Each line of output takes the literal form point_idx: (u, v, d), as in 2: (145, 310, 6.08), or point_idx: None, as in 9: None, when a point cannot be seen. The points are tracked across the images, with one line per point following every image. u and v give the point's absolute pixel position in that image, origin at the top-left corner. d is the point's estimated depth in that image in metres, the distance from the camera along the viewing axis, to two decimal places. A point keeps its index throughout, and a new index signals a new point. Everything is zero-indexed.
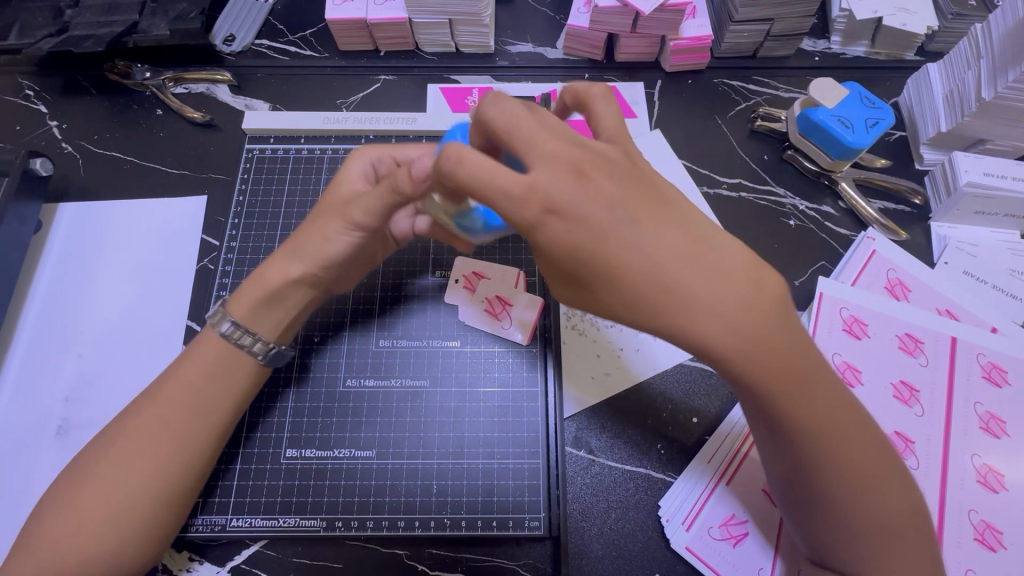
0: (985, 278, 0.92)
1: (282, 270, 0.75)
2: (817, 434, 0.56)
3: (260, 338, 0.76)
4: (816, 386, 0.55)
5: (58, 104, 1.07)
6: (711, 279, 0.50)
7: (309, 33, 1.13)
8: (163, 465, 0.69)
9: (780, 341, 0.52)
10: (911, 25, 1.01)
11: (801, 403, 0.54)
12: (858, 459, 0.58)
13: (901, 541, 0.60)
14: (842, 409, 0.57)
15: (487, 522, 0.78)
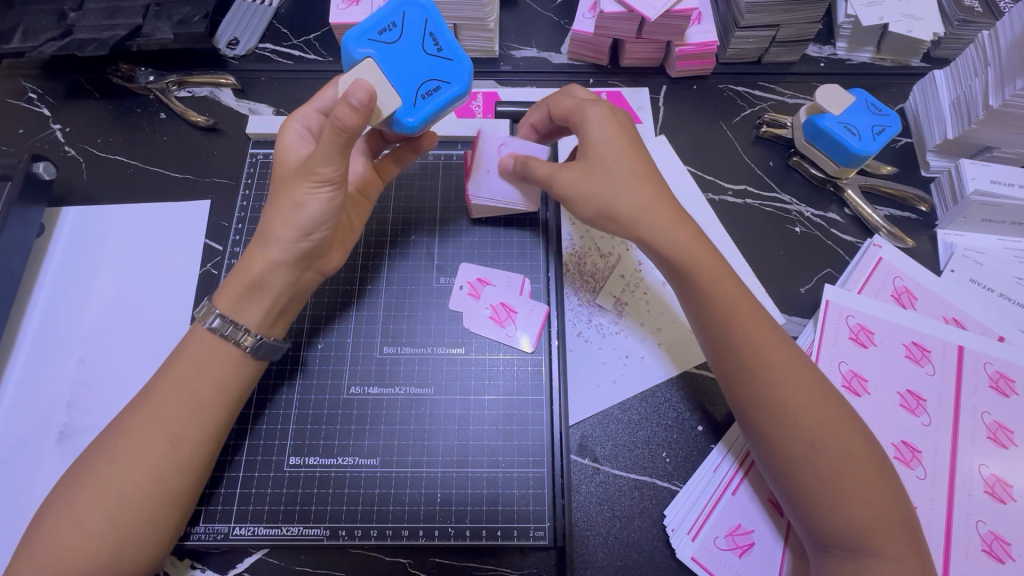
0: (992, 286, 0.92)
1: (265, 255, 0.75)
2: (763, 358, 0.70)
3: (248, 329, 0.75)
4: (752, 313, 0.73)
5: (61, 107, 1.06)
6: (662, 221, 0.75)
7: (313, 37, 1.13)
8: (157, 464, 0.69)
9: (712, 265, 0.75)
10: (917, 31, 1.01)
11: (746, 325, 0.72)
12: (802, 392, 0.69)
13: (860, 478, 0.66)
14: (782, 343, 0.72)
15: (491, 531, 0.77)
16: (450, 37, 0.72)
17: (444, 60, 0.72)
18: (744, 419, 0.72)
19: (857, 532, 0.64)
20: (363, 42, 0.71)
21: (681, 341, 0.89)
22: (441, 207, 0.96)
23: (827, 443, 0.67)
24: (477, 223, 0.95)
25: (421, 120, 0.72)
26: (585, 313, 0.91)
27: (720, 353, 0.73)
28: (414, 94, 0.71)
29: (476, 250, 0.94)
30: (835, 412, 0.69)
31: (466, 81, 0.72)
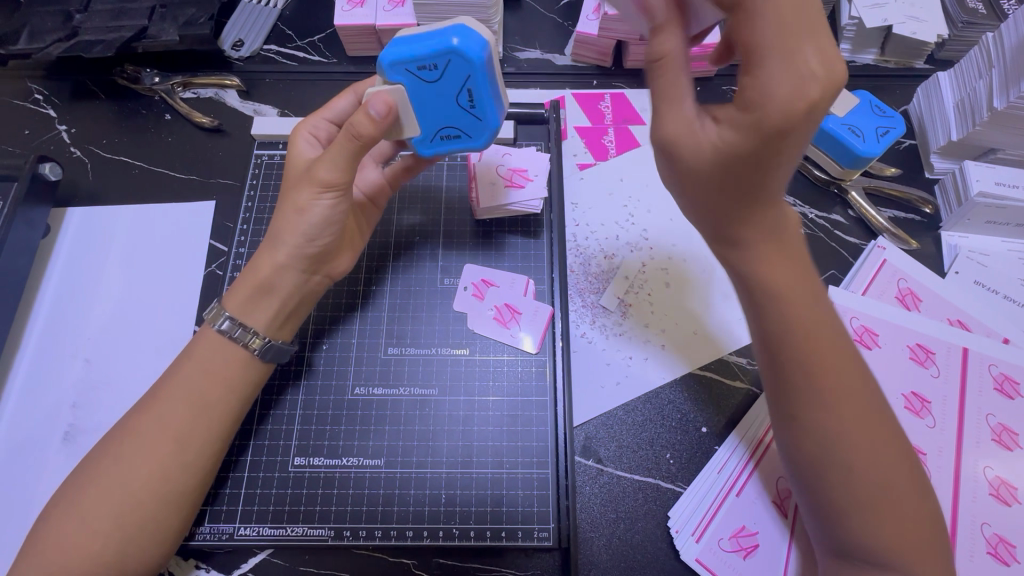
0: (996, 288, 0.92)
1: (272, 257, 0.76)
2: (813, 350, 0.62)
3: (256, 332, 0.76)
4: (808, 292, 0.64)
5: (67, 108, 1.07)
6: (797, 44, 0.50)
7: (318, 39, 1.13)
8: (162, 462, 0.69)
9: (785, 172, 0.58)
10: (921, 33, 1.01)
11: (802, 313, 0.63)
12: (852, 396, 0.62)
13: (899, 495, 0.61)
14: (837, 340, 0.64)
15: (495, 533, 0.77)
16: (486, 97, 0.69)
17: (473, 118, 0.72)
18: (783, 414, 0.65)
19: (886, 552, 0.60)
20: (398, 68, 0.68)
21: (686, 343, 0.89)
22: (445, 208, 0.97)
23: (872, 453, 0.61)
24: (481, 224, 0.95)
25: (434, 152, 0.78)
26: (590, 314, 0.92)
27: (764, 339, 0.65)
28: (435, 134, 0.75)
29: (481, 252, 0.94)
30: (886, 426, 0.63)
31: (487, 139, 0.74)
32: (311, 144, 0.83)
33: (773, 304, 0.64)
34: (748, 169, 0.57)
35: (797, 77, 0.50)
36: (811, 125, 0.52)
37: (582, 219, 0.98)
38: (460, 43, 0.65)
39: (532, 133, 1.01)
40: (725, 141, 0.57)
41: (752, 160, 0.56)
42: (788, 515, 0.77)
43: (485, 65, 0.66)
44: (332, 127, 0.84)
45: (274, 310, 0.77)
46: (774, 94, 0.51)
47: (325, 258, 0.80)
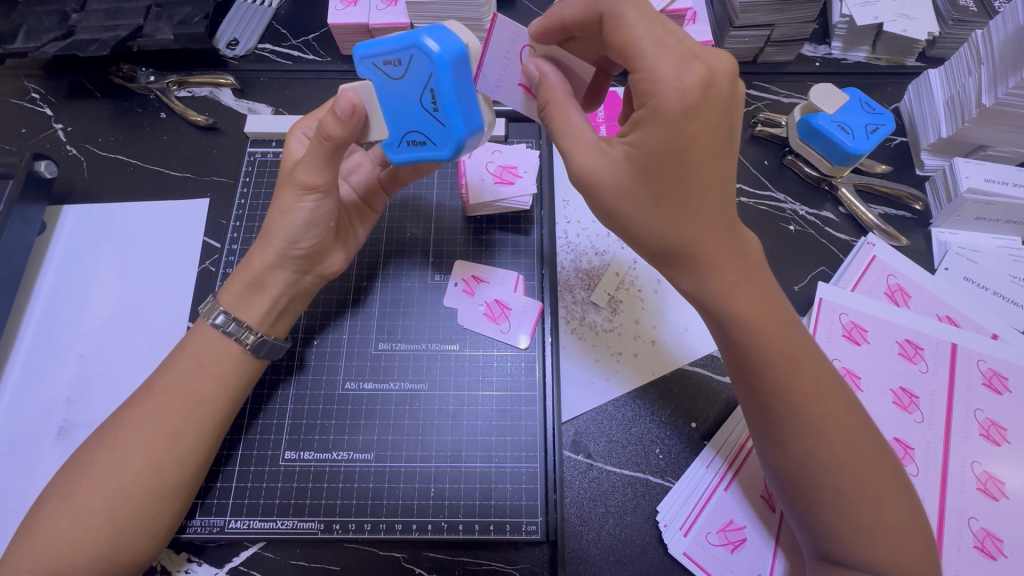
0: (986, 284, 0.92)
1: (263, 255, 0.77)
2: (778, 360, 0.66)
3: (251, 329, 0.76)
4: (761, 300, 0.68)
5: (63, 107, 1.08)
6: (666, 50, 0.58)
7: (312, 38, 1.14)
8: (155, 457, 0.69)
9: (701, 173, 0.62)
10: (911, 31, 1.01)
11: (761, 323, 0.67)
12: (818, 398, 0.66)
13: (872, 484, 0.65)
14: (796, 344, 0.68)
15: (484, 526, 0.78)
16: (451, 100, 0.64)
17: (438, 122, 0.66)
18: (755, 422, 0.69)
19: (863, 540, 0.64)
20: (366, 63, 0.66)
21: (675, 339, 0.90)
22: (436, 205, 0.97)
23: (842, 449, 0.65)
24: (472, 221, 0.96)
25: (403, 159, 0.72)
26: (580, 310, 0.92)
27: (729, 352, 0.70)
28: (401, 137, 0.70)
29: (472, 248, 0.94)
30: (853, 421, 0.67)
31: (454, 147, 0.68)
32: (304, 144, 0.84)
33: (723, 316, 0.68)
34: (661, 171, 0.61)
35: (674, 78, 0.58)
36: (699, 121, 0.59)
37: (574, 216, 0.99)
38: (425, 38, 0.61)
39: (523, 131, 1.02)
40: (636, 144, 0.61)
41: (662, 161, 0.60)
42: (775, 510, 0.78)
43: (451, 65, 0.62)
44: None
45: (268, 307, 0.78)
46: (663, 94, 0.58)
47: (318, 258, 0.81)
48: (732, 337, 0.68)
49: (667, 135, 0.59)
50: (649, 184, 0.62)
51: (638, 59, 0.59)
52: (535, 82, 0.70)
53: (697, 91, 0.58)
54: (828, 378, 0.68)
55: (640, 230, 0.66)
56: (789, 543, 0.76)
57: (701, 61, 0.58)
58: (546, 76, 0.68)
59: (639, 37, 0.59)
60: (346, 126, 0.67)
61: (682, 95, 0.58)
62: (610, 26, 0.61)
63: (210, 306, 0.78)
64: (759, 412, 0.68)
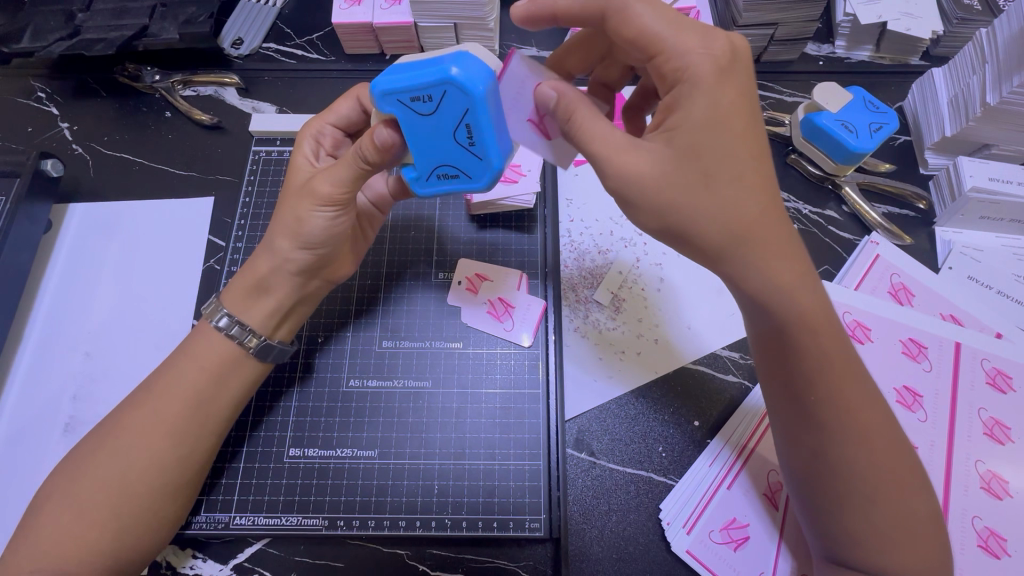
0: (990, 283, 0.92)
1: (271, 256, 0.77)
2: (827, 369, 0.65)
3: (254, 332, 0.77)
4: (818, 299, 0.65)
5: (69, 106, 1.08)
6: (685, 29, 0.63)
7: (316, 37, 1.14)
8: (159, 455, 0.70)
9: (743, 143, 0.62)
10: (914, 30, 1.01)
11: (816, 325, 0.65)
12: (861, 407, 0.66)
13: (902, 494, 0.66)
14: (847, 354, 0.66)
15: (487, 523, 0.78)
16: (489, 136, 0.64)
17: (474, 157, 0.67)
18: (795, 426, 0.68)
19: (887, 548, 0.65)
20: (391, 100, 0.64)
21: (679, 338, 0.90)
22: (440, 203, 0.97)
23: (878, 459, 0.65)
24: (475, 220, 0.96)
25: (429, 191, 0.73)
26: (583, 309, 0.92)
27: (770, 356, 0.69)
28: (430, 172, 0.70)
29: (475, 248, 0.94)
30: (891, 435, 0.67)
31: (489, 179, 0.69)
32: (315, 151, 0.83)
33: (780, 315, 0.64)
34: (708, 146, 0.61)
35: (700, 51, 0.62)
36: (732, 85, 0.62)
37: (576, 215, 0.99)
38: (460, 75, 0.61)
39: None
40: (676, 125, 0.62)
41: (706, 135, 0.61)
42: (778, 508, 0.78)
43: (486, 99, 0.62)
44: (337, 133, 0.84)
45: (270, 308, 0.78)
46: (694, 63, 0.61)
47: (323, 266, 0.80)
48: (786, 340, 0.65)
49: (704, 105, 0.61)
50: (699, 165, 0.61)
51: (662, 42, 0.63)
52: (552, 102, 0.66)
53: (725, 55, 0.62)
54: (872, 387, 0.67)
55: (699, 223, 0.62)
56: (793, 537, 0.76)
57: (720, 32, 0.63)
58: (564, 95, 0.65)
59: (651, 21, 0.63)
60: (387, 154, 0.68)
61: (713, 62, 0.61)
62: (619, 16, 0.65)
63: (216, 306, 0.78)
64: (801, 419, 0.68)
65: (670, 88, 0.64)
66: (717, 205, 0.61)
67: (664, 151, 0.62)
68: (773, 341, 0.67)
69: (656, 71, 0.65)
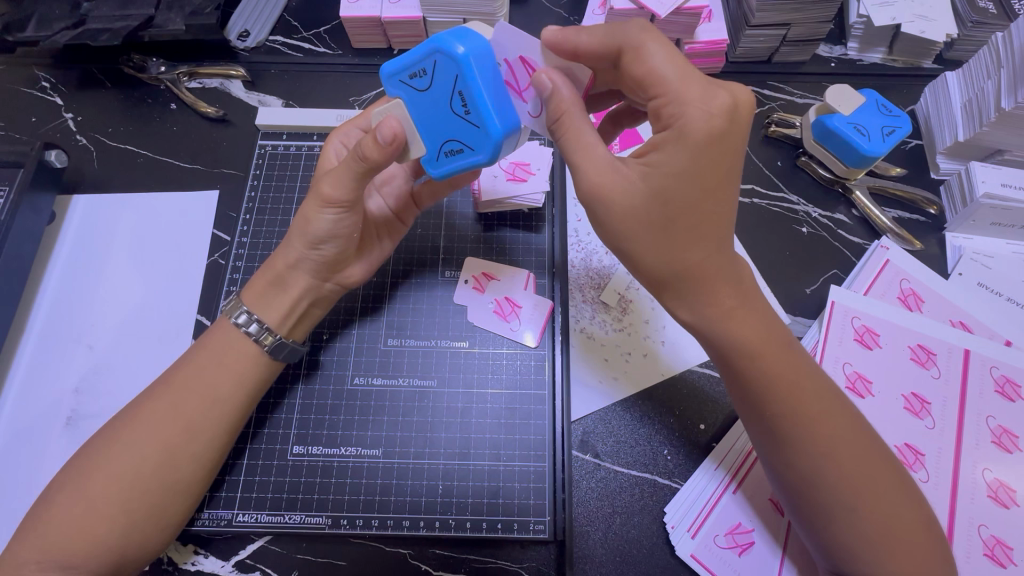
0: (1000, 290, 0.91)
1: (286, 255, 0.78)
2: (778, 384, 0.67)
3: (270, 330, 0.76)
4: (761, 327, 0.68)
5: (73, 96, 1.07)
6: (690, 80, 0.61)
7: (323, 30, 1.13)
8: (172, 450, 0.70)
9: (711, 194, 0.63)
10: (929, 33, 1.00)
11: (759, 348, 0.67)
12: (821, 417, 0.67)
13: (881, 499, 0.66)
14: (797, 372, 0.68)
15: (492, 524, 0.78)
16: (479, 99, 0.63)
17: (472, 125, 0.65)
18: (759, 444, 0.70)
19: (879, 552, 0.64)
20: (394, 81, 0.67)
21: (686, 339, 0.89)
22: (447, 200, 0.97)
23: (847, 468, 0.66)
24: (482, 218, 0.95)
25: (444, 171, 0.72)
26: (589, 309, 0.92)
27: (727, 379, 0.71)
28: (439, 150, 0.70)
29: (483, 247, 0.94)
30: (857, 441, 0.67)
31: (491, 150, 0.66)
32: (339, 153, 0.84)
33: (722, 343, 0.68)
34: (675, 193, 0.62)
35: (698, 105, 0.60)
36: (719, 146, 0.61)
37: (584, 214, 0.98)
38: (449, 41, 0.62)
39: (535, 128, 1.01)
40: (653, 164, 0.62)
41: (677, 184, 0.62)
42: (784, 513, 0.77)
43: (472, 60, 0.62)
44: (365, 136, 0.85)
45: (287, 307, 0.78)
46: (688, 116, 0.60)
47: (339, 265, 0.80)
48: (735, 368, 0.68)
49: (685, 157, 0.61)
50: (661, 206, 0.63)
51: (662, 85, 0.61)
52: (545, 92, 0.65)
53: (723, 116, 0.60)
54: (830, 396, 0.69)
55: (644, 255, 0.66)
56: (797, 549, 0.75)
57: (727, 90, 0.61)
58: (558, 88, 0.64)
59: (662, 64, 0.61)
60: (386, 153, 0.67)
61: (706, 122, 0.60)
62: (631, 54, 0.62)
63: (235, 306, 0.78)
64: (765, 437, 0.69)
65: (662, 130, 0.63)
66: (663, 245, 0.65)
67: (637, 187, 0.63)
68: (722, 369, 0.70)
69: (653, 111, 0.63)
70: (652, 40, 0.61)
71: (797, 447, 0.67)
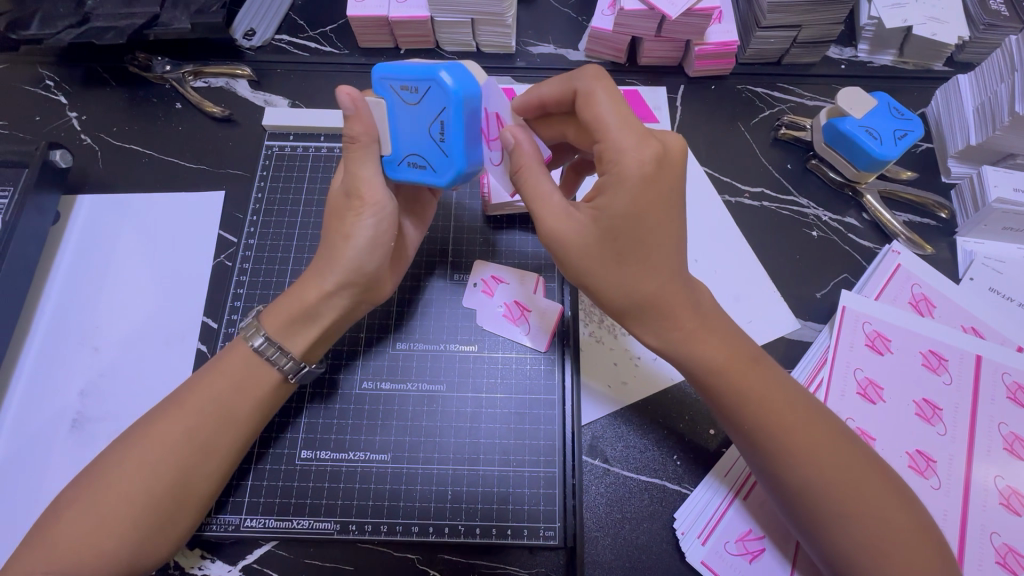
0: (1011, 296, 0.91)
1: (315, 286, 0.75)
2: (751, 397, 0.69)
3: (291, 355, 0.76)
4: (725, 345, 0.70)
5: (77, 95, 1.07)
6: (628, 127, 0.65)
7: (329, 29, 1.12)
8: (186, 469, 0.69)
9: (657, 230, 0.66)
10: (941, 35, 0.99)
11: (725, 366, 0.69)
12: (798, 425, 0.68)
13: (871, 502, 0.66)
14: (769, 385, 0.70)
15: (501, 530, 0.77)
16: (457, 135, 0.65)
17: (441, 151, 0.67)
18: (744, 454, 0.71)
19: (877, 557, 0.64)
20: (383, 81, 0.66)
21: None
22: (455, 202, 0.96)
23: (831, 475, 0.66)
24: (492, 220, 0.95)
25: (402, 178, 0.73)
26: (599, 313, 0.91)
27: (704, 393, 0.72)
28: (403, 158, 0.71)
29: (492, 249, 0.93)
30: (840, 448, 0.68)
31: (451, 180, 0.68)
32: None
33: (686, 365, 0.71)
34: (622, 232, 0.65)
35: (635, 150, 0.64)
36: (654, 188, 0.64)
37: None
38: (446, 75, 0.62)
39: None
40: (600, 207, 0.65)
41: (622, 224, 0.64)
42: None
43: (462, 100, 0.63)
44: None
45: (314, 337, 0.77)
46: (624, 161, 0.63)
47: (371, 288, 0.78)
48: (707, 385, 0.70)
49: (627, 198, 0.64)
50: (610, 242, 0.65)
51: (602, 133, 0.65)
52: (509, 148, 0.69)
53: (653, 163, 0.63)
54: (806, 406, 0.70)
55: (604, 289, 0.68)
56: (806, 561, 0.75)
57: (659, 137, 0.65)
58: (521, 144, 0.68)
59: (606, 112, 0.64)
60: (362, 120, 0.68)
61: (640, 165, 0.63)
62: (583, 99, 0.66)
63: (251, 325, 0.77)
64: (747, 448, 0.70)
65: (602, 174, 0.66)
66: (620, 280, 0.67)
67: (588, 227, 0.66)
68: (695, 385, 0.72)
69: (595, 156, 0.67)
70: (599, 88, 0.65)
71: (778, 457, 0.67)
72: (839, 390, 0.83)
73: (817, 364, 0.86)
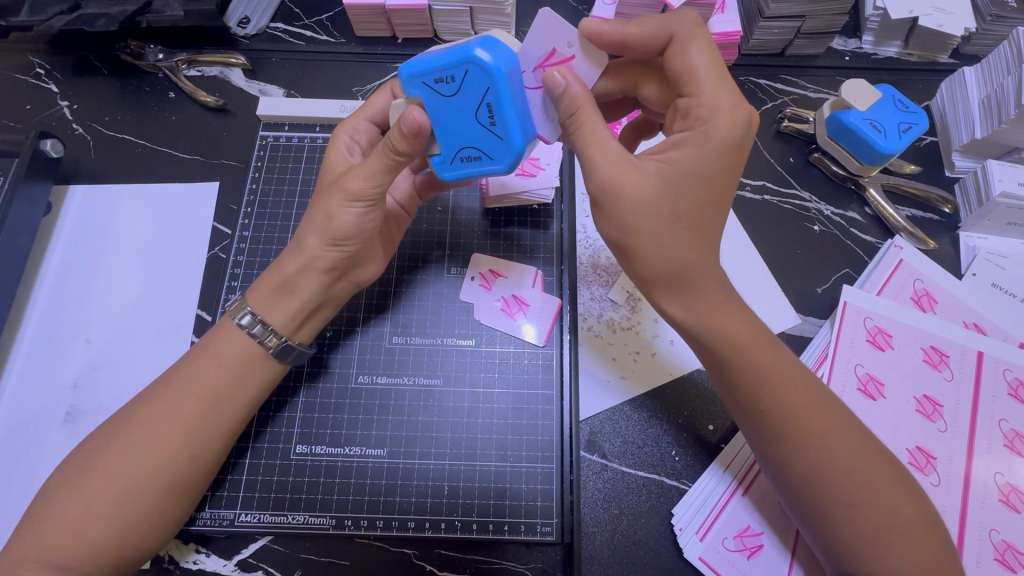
0: (1014, 292, 0.90)
1: (299, 257, 0.74)
2: (770, 380, 0.68)
3: (275, 332, 0.74)
4: (746, 325, 0.69)
5: (69, 84, 1.05)
6: (723, 86, 0.64)
7: (325, 18, 1.10)
8: (173, 455, 0.68)
9: (721, 192, 0.65)
10: (947, 26, 0.97)
11: (747, 349, 0.68)
12: (812, 411, 0.67)
13: (879, 492, 0.65)
14: (784, 369, 0.69)
15: (498, 525, 0.77)
16: (509, 112, 0.62)
17: (495, 136, 0.64)
18: (755, 442, 0.70)
19: (883, 551, 0.64)
20: (416, 80, 0.64)
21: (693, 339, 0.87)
22: (454, 194, 0.95)
23: (842, 464, 0.66)
24: (489, 213, 0.93)
25: (452, 176, 0.70)
26: (598, 307, 0.90)
27: (720, 378, 0.71)
28: (454, 154, 0.68)
29: (490, 242, 0.92)
30: (851, 438, 0.67)
31: (510, 161, 0.66)
32: (350, 147, 0.80)
33: (704, 346, 0.70)
34: (690, 190, 0.63)
35: (726, 111, 0.63)
36: (732, 155, 0.64)
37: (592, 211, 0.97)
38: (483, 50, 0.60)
39: None
40: (673, 161, 0.63)
41: (692, 184, 0.63)
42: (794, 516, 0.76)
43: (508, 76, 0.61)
44: (372, 129, 0.83)
45: (304, 318, 0.76)
46: (715, 121, 0.63)
47: (352, 267, 0.78)
48: (725, 367, 0.69)
49: (703, 156, 0.63)
50: (673, 200, 0.63)
51: (695, 89, 0.64)
52: (557, 91, 0.62)
53: (742, 127, 0.64)
54: (819, 392, 0.69)
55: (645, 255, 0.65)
56: (805, 554, 0.74)
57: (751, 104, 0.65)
58: (572, 86, 0.62)
59: (701, 64, 0.64)
60: (416, 141, 0.65)
61: (730, 128, 0.63)
62: (677, 47, 0.65)
63: (238, 306, 0.75)
64: (759, 435, 0.69)
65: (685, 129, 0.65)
66: (665, 249, 0.65)
67: (654, 179, 0.63)
68: (711, 367, 0.71)
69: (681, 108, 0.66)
70: (698, 38, 0.64)
71: (791, 445, 0.67)
72: (840, 387, 0.83)
73: (818, 359, 0.85)
